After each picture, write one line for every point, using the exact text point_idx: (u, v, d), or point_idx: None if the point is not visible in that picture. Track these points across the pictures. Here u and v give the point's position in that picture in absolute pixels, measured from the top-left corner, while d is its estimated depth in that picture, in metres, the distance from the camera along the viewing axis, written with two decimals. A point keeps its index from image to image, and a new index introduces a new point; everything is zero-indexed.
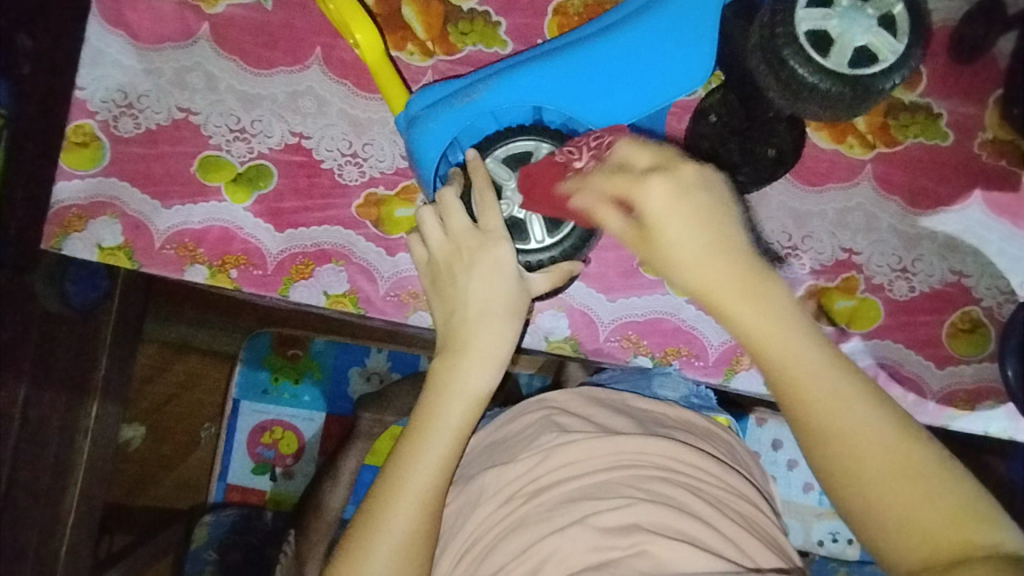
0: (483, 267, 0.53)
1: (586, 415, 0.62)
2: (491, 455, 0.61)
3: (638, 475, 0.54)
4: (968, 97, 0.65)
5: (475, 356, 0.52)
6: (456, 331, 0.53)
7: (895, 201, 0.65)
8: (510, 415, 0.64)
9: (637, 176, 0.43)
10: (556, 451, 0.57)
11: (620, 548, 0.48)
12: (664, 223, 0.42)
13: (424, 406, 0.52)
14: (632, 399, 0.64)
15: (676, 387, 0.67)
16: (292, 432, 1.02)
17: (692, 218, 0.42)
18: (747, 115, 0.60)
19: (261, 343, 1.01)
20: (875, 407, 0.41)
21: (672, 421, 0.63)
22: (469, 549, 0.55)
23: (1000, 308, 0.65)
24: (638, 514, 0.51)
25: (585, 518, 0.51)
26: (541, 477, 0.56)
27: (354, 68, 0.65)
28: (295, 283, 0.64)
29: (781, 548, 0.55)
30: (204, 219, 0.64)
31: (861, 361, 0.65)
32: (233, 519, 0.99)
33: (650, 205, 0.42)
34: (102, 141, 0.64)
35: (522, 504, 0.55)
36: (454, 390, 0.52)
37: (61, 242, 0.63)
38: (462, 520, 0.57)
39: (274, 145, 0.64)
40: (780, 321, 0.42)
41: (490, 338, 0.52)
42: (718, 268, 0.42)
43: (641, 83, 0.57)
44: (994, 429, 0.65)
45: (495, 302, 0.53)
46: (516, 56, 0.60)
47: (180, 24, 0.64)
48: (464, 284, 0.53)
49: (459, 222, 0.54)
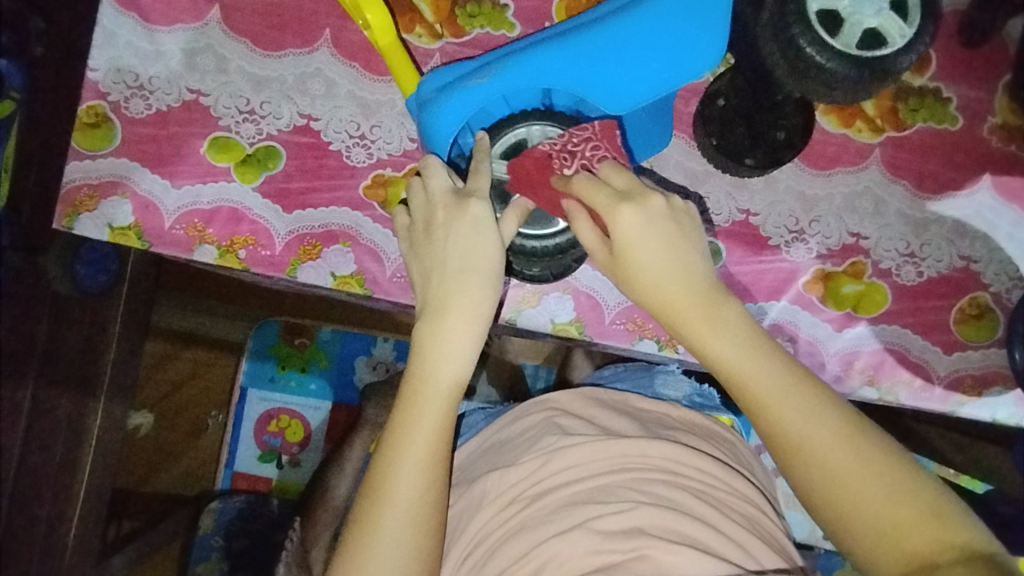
0: (460, 225, 0.53)
1: (589, 416, 0.62)
2: (493, 458, 0.61)
3: (640, 478, 0.54)
4: (977, 80, 0.64)
5: (457, 312, 0.53)
6: (435, 291, 0.54)
7: (904, 185, 0.65)
8: (511, 415, 0.64)
9: (610, 199, 0.52)
10: (558, 454, 0.57)
11: (620, 552, 0.49)
12: (634, 246, 0.52)
13: (416, 368, 0.53)
14: (635, 399, 0.65)
15: (677, 386, 0.73)
16: (298, 421, 1.02)
17: (652, 250, 0.52)
18: (756, 99, 0.60)
19: (269, 333, 1.02)
20: (821, 419, 0.47)
21: (676, 422, 0.63)
22: (472, 552, 0.55)
23: (1009, 293, 0.64)
24: (641, 518, 0.51)
25: (585, 522, 0.51)
26: (543, 480, 0.56)
27: (362, 51, 0.65)
28: (303, 264, 0.65)
29: (785, 551, 0.54)
30: (213, 199, 0.64)
31: (867, 345, 0.65)
32: (240, 506, 0.99)
33: (625, 225, 0.51)
34: (113, 122, 0.64)
35: (523, 507, 0.55)
36: (443, 352, 0.53)
37: (72, 221, 0.64)
38: (464, 522, 0.57)
39: (283, 127, 0.65)
40: (736, 346, 0.50)
41: (471, 292, 0.53)
42: (681, 289, 0.52)
43: (654, 65, 0.57)
44: (1002, 415, 0.64)
45: (473, 256, 0.53)
46: (525, 40, 0.60)
47: (191, 6, 0.65)
48: (442, 245, 0.54)
49: (442, 184, 0.55)
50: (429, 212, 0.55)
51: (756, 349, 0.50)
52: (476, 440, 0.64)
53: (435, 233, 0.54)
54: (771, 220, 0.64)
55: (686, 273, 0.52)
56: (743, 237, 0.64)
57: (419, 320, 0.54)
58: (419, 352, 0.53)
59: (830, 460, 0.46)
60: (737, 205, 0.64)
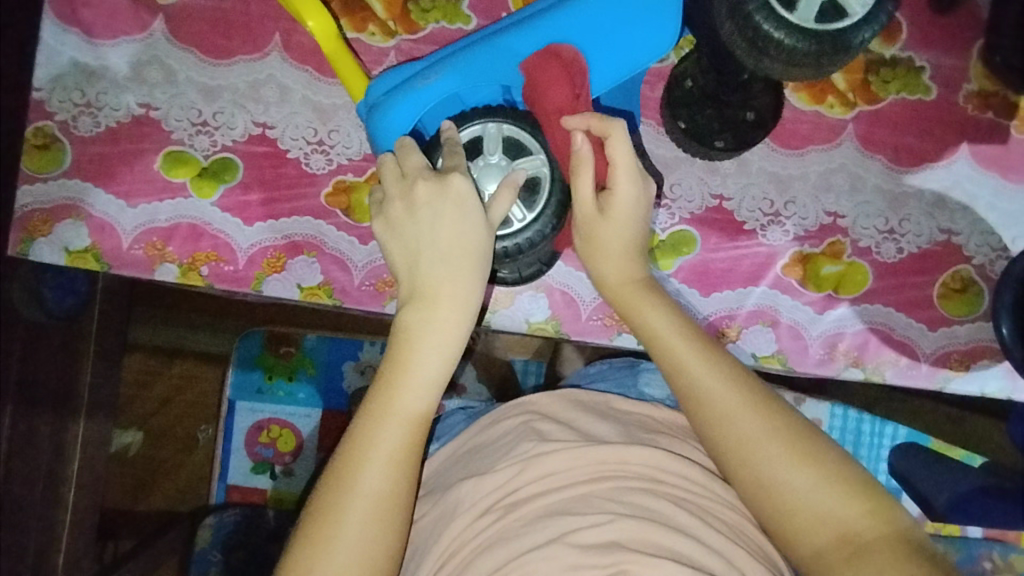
0: (446, 207, 0.50)
1: (568, 420, 0.57)
2: (470, 463, 0.56)
3: (617, 487, 0.49)
4: (949, 48, 0.63)
5: (447, 301, 0.51)
6: (422, 276, 0.51)
7: (880, 159, 0.63)
8: (490, 418, 0.59)
9: (630, 163, 0.53)
10: (533, 463, 0.51)
11: (600, 567, 0.44)
12: (625, 212, 0.54)
13: (394, 359, 0.50)
14: (615, 400, 0.60)
15: (662, 385, 0.67)
16: (290, 430, 0.97)
17: (629, 225, 0.54)
18: (719, 79, 0.58)
19: (253, 342, 0.97)
20: (771, 427, 0.47)
21: (658, 424, 0.58)
22: (444, 566, 0.50)
23: (993, 265, 0.63)
24: (619, 531, 0.46)
25: (561, 536, 0.46)
26: (518, 489, 0.51)
27: (314, 53, 0.63)
28: (268, 277, 0.63)
29: (771, 561, 0.50)
30: (171, 216, 0.63)
31: (850, 326, 0.63)
32: (236, 519, 0.92)
33: (624, 194, 0.53)
34: (61, 142, 0.62)
35: (497, 518, 0.50)
36: (425, 339, 0.50)
37: (27, 246, 0.62)
38: (437, 532, 0.52)
39: (237, 137, 0.63)
40: (676, 322, 0.52)
41: (463, 280, 0.51)
42: (628, 273, 0.55)
43: (609, 53, 0.55)
44: (991, 389, 0.63)
45: (462, 241, 0.51)
46: (469, 37, 0.57)
47: (134, 17, 0.63)
48: (430, 227, 0.51)
49: (416, 163, 0.52)
50: (412, 188, 0.51)
51: (689, 327, 0.52)
52: (455, 442, 0.59)
53: (422, 212, 0.51)
54: (745, 203, 0.63)
55: (635, 255, 0.55)
56: (717, 223, 0.63)
57: (408, 307, 0.51)
58: (405, 340, 0.51)
59: (773, 464, 0.46)
60: (710, 189, 0.63)
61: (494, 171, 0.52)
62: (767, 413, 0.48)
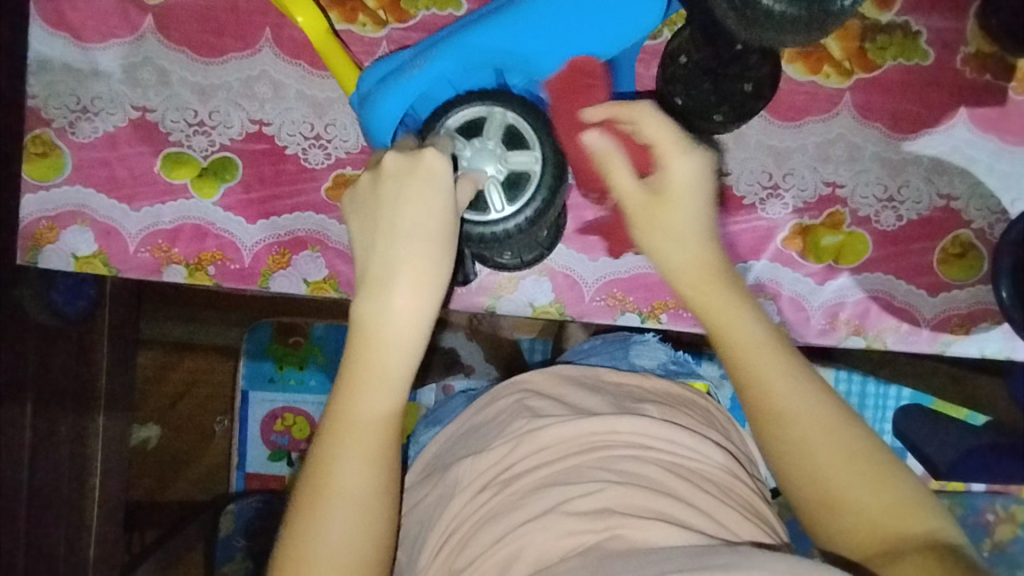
0: (411, 187, 0.48)
1: (562, 396, 0.58)
2: (468, 443, 0.57)
3: (609, 456, 0.50)
4: (945, 10, 0.62)
5: (406, 284, 0.48)
6: (379, 264, 0.49)
7: (877, 127, 0.63)
8: (481, 402, 0.61)
9: (682, 146, 0.52)
10: (528, 437, 0.52)
11: (593, 532, 0.44)
12: (684, 195, 0.52)
13: (356, 355, 0.48)
14: (604, 372, 0.61)
15: (652, 355, 0.69)
16: (304, 418, 0.94)
17: (692, 207, 0.52)
18: (715, 52, 0.57)
19: (262, 333, 0.94)
20: (823, 424, 0.46)
21: (647, 394, 0.59)
22: (446, 542, 0.50)
23: (992, 228, 0.63)
24: (611, 498, 0.46)
25: (557, 505, 0.46)
26: (514, 465, 0.52)
27: (306, 47, 0.63)
28: (274, 274, 0.64)
29: (760, 516, 0.51)
30: (174, 218, 0.63)
31: (851, 296, 0.64)
32: (257, 506, 0.91)
33: (679, 175, 0.52)
34: (61, 149, 0.63)
35: (495, 493, 0.50)
36: (385, 332, 0.48)
37: (36, 255, 0.63)
38: (439, 510, 0.53)
39: (235, 136, 0.63)
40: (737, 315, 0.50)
41: (422, 260, 0.49)
42: (700, 257, 0.51)
43: (593, 29, 0.54)
44: (990, 350, 0.64)
45: (423, 222, 0.49)
46: (455, 24, 0.57)
47: (123, 18, 0.62)
48: (392, 210, 0.49)
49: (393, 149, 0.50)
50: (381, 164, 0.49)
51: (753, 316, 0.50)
52: (452, 426, 0.60)
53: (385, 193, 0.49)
54: (743, 177, 0.63)
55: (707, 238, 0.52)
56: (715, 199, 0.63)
57: (374, 297, 0.49)
58: (365, 331, 0.48)
59: (819, 461, 0.46)
60: None
61: (487, 156, 0.52)
62: (824, 412, 0.47)
